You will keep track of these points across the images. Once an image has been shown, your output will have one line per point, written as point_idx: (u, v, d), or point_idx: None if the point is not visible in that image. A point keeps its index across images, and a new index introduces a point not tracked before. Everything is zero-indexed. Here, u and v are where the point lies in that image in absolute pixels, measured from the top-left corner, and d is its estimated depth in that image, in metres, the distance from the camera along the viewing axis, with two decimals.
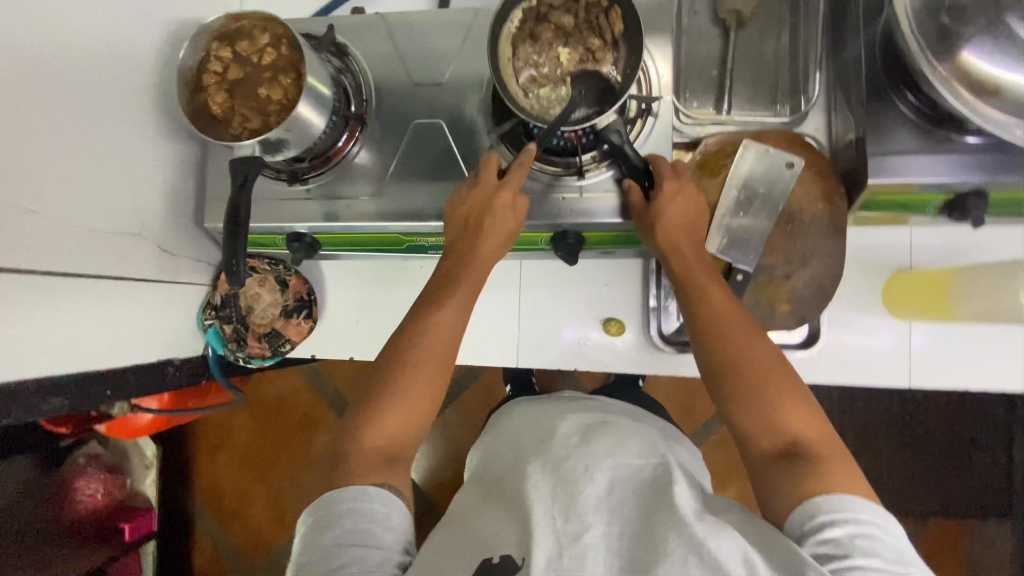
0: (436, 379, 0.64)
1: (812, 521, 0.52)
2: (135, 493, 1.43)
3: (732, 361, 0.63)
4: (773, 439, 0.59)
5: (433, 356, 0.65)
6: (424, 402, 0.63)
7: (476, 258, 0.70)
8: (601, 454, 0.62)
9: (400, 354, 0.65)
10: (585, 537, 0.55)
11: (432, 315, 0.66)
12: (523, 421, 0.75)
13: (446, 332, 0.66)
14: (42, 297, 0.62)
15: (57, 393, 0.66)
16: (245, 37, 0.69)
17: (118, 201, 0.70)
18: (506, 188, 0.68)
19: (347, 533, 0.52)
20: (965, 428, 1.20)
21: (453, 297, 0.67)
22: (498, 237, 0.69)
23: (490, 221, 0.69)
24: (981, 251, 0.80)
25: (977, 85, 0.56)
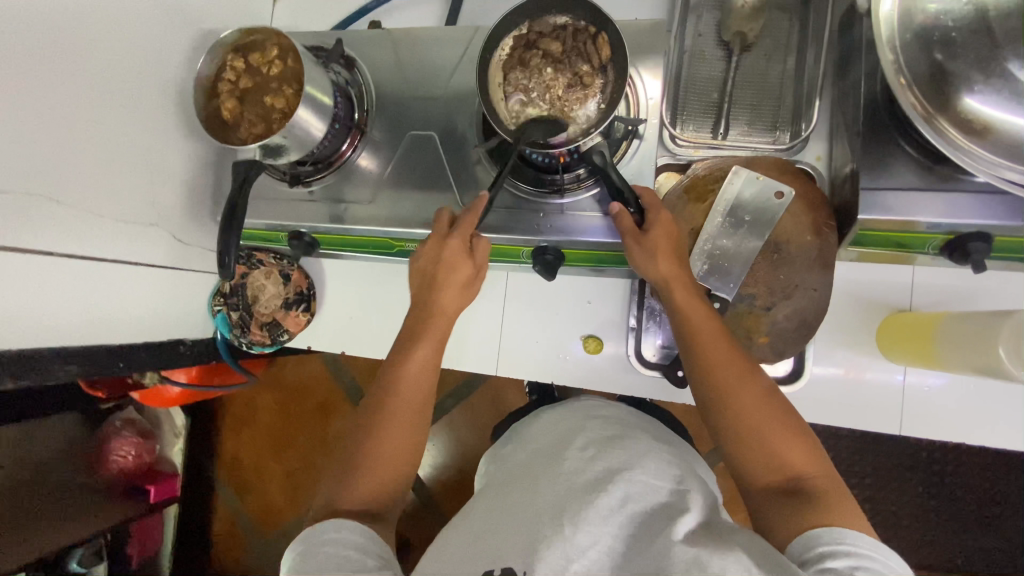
0: (407, 429, 0.66)
1: (812, 551, 0.51)
2: (163, 458, 1.54)
3: (725, 397, 0.61)
4: (770, 472, 0.58)
5: (410, 397, 0.67)
6: (403, 438, 0.66)
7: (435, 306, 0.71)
8: (617, 467, 0.61)
9: (385, 393, 0.67)
10: (588, 552, 0.54)
11: (405, 359, 0.69)
12: (540, 426, 0.76)
13: (421, 370, 0.69)
14: (63, 276, 0.70)
15: (75, 360, 0.74)
16: (257, 50, 0.75)
17: (137, 193, 0.77)
18: (455, 235, 0.68)
19: (327, 561, 0.54)
20: (992, 483, 1.11)
21: (429, 333, 0.70)
22: (455, 286, 0.70)
23: (445, 271, 0.69)
24: (997, 295, 0.74)
25: (967, 125, 0.53)
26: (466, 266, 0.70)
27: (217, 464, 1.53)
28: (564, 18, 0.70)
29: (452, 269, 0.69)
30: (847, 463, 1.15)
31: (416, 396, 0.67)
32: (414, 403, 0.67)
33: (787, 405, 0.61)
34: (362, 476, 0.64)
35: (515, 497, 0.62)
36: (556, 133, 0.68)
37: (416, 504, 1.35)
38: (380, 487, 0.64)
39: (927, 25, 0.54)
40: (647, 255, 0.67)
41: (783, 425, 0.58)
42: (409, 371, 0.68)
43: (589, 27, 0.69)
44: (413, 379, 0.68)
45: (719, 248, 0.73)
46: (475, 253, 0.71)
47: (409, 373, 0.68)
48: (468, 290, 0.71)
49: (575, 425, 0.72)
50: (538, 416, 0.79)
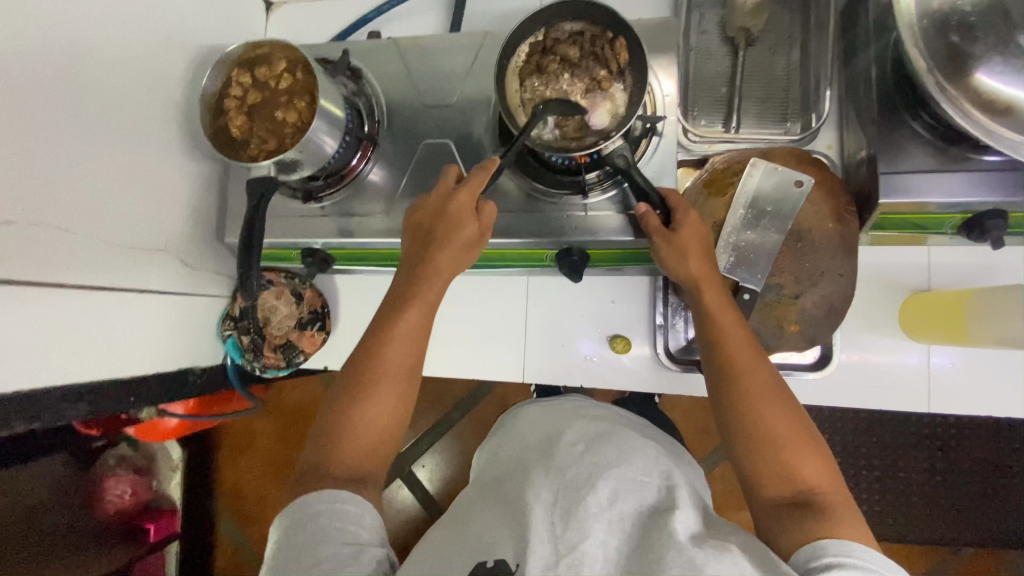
0: (393, 400, 0.64)
1: (818, 560, 0.50)
2: (160, 494, 1.46)
3: (747, 403, 0.60)
4: (780, 484, 0.57)
5: (399, 360, 0.65)
6: (393, 406, 0.64)
7: (430, 267, 0.67)
8: (607, 464, 0.59)
9: (377, 351, 0.65)
10: (580, 547, 0.52)
11: (395, 320, 0.66)
12: (532, 417, 0.73)
13: (413, 331, 0.66)
14: (73, 308, 0.66)
15: (84, 397, 0.70)
16: (264, 64, 0.73)
17: (144, 218, 0.74)
18: (461, 189, 0.66)
19: (323, 535, 0.53)
20: (1002, 454, 1.13)
21: (420, 295, 0.66)
22: (453, 246, 0.66)
23: (442, 228, 0.66)
24: (1005, 270, 0.77)
25: (989, 104, 0.55)
26: (470, 225, 0.67)
27: (218, 495, 1.47)
28: (580, 25, 0.70)
29: (453, 230, 0.66)
30: (858, 444, 1.17)
31: (406, 358, 0.65)
32: (402, 365, 0.65)
33: (802, 416, 0.60)
34: (351, 440, 0.61)
35: (511, 492, 0.60)
36: (597, 120, 0.68)
37: (431, 521, 1.31)
38: (367, 451, 0.62)
39: (944, 10, 0.56)
40: (677, 255, 0.66)
41: (799, 437, 0.58)
42: (398, 335, 0.65)
43: (605, 32, 0.69)
44: (401, 344, 0.65)
45: (744, 241, 0.74)
46: (480, 216, 0.68)
47: (397, 336, 0.65)
48: (466, 255, 0.68)
49: (566, 420, 0.69)
50: (524, 413, 0.75)
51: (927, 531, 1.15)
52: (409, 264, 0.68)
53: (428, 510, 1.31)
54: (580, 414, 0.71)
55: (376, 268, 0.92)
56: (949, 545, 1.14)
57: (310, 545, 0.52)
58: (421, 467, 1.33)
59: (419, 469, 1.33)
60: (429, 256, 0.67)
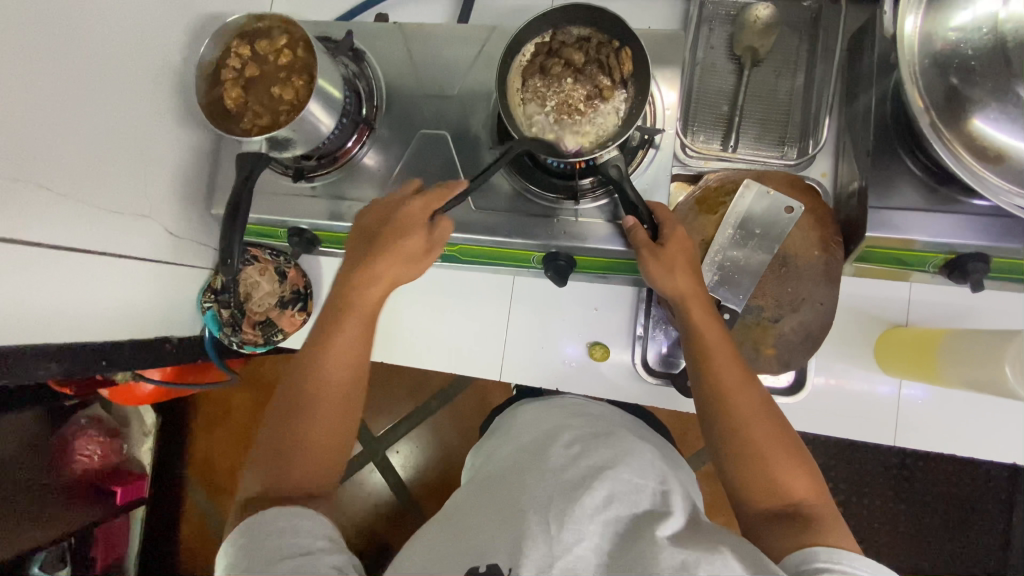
0: (332, 411, 0.64)
1: (809, 564, 0.51)
2: (130, 458, 1.46)
3: (737, 422, 0.60)
4: (769, 497, 0.57)
5: (342, 372, 0.65)
6: (338, 420, 0.65)
7: (372, 279, 0.67)
8: (600, 465, 0.59)
9: (313, 364, 0.65)
10: (574, 549, 0.52)
11: (332, 333, 0.66)
12: (528, 419, 0.73)
13: (351, 342, 0.66)
14: (49, 267, 0.65)
15: (55, 358, 0.69)
16: (264, 37, 0.72)
17: (130, 183, 0.73)
18: (413, 202, 0.67)
19: (279, 548, 0.52)
20: (963, 488, 1.16)
21: (357, 310, 0.67)
22: (398, 259, 0.66)
23: (392, 242, 0.66)
24: (985, 313, 0.78)
25: (980, 149, 0.56)
26: (418, 238, 0.66)
27: (188, 464, 1.47)
28: (587, 31, 0.70)
29: (399, 241, 0.66)
30: (825, 467, 1.19)
31: (347, 372, 0.66)
32: (342, 382, 0.65)
33: (790, 429, 0.61)
34: (299, 458, 0.62)
35: (502, 493, 0.60)
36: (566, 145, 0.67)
37: (399, 507, 1.32)
38: (316, 467, 0.63)
39: (946, 51, 0.57)
40: (666, 272, 0.66)
41: (787, 455, 0.58)
42: (335, 349, 0.66)
43: (612, 41, 0.69)
44: (337, 358, 0.66)
45: (730, 260, 0.74)
46: (432, 229, 0.67)
47: (336, 349, 0.65)
48: (412, 266, 0.68)
49: (561, 422, 0.69)
50: (522, 414, 0.76)
51: (882, 557, 1.17)
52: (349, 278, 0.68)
53: (397, 496, 1.32)
54: (576, 416, 0.71)
55: None
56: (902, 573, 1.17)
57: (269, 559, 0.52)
58: (396, 452, 1.33)
59: (392, 454, 1.33)
60: (371, 265, 0.67)
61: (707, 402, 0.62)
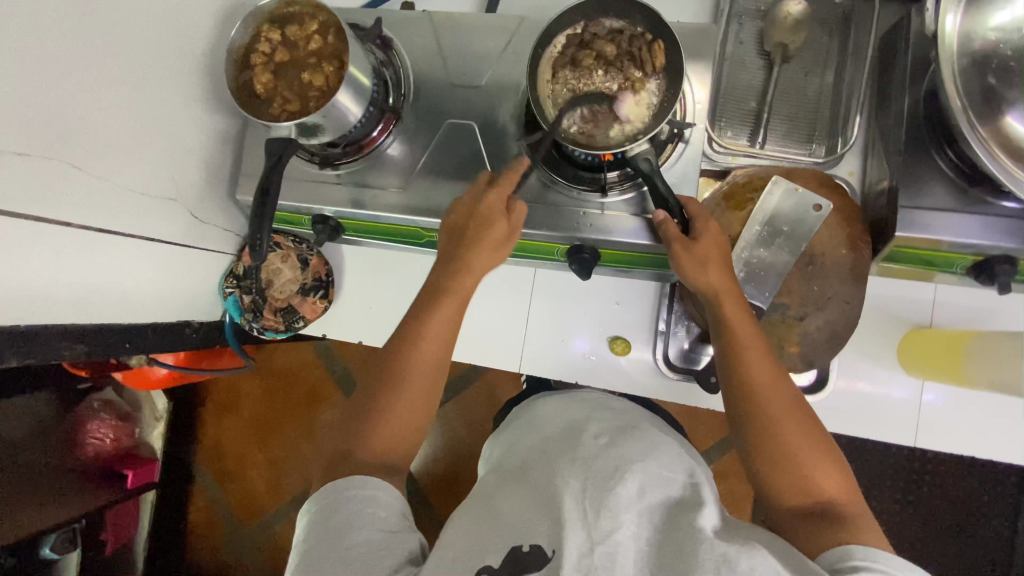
0: (421, 393, 0.64)
1: (846, 562, 0.50)
2: (141, 443, 1.48)
3: (768, 418, 0.60)
4: (799, 493, 0.57)
5: (434, 352, 0.65)
6: (425, 402, 0.65)
7: (463, 263, 0.67)
8: (630, 456, 0.60)
9: (405, 343, 0.65)
10: (612, 536, 0.52)
11: (428, 313, 0.66)
12: (550, 410, 0.73)
13: (447, 326, 0.66)
14: (78, 249, 0.66)
15: (83, 340, 0.70)
16: (295, 23, 0.72)
17: (157, 166, 0.73)
18: (495, 192, 0.67)
19: (355, 517, 0.53)
20: (975, 492, 1.16)
21: (453, 292, 0.66)
22: (487, 244, 0.66)
23: (475, 227, 0.67)
24: (1011, 316, 0.77)
25: (1016, 151, 0.55)
26: (501, 224, 0.67)
27: (198, 450, 1.49)
28: (619, 23, 0.70)
29: (482, 228, 0.66)
30: None
31: (438, 356, 0.66)
32: (433, 366, 0.65)
33: (820, 426, 0.61)
34: (382, 432, 0.62)
35: (530, 484, 0.60)
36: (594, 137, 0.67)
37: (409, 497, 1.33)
38: (395, 443, 0.63)
39: (985, 51, 0.57)
40: (699, 267, 0.66)
41: (818, 452, 0.58)
42: (429, 330, 0.65)
43: (645, 34, 0.68)
44: (434, 341, 0.65)
45: (757, 257, 0.74)
46: (511, 215, 0.68)
47: (432, 330, 0.65)
48: (497, 252, 0.68)
49: (587, 413, 0.70)
50: (542, 405, 0.75)
51: None
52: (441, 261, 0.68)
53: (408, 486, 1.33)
54: (599, 409, 0.71)
55: (383, 243, 0.92)
56: None
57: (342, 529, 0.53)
58: None
59: None
60: (460, 249, 0.67)
61: (738, 396, 0.63)
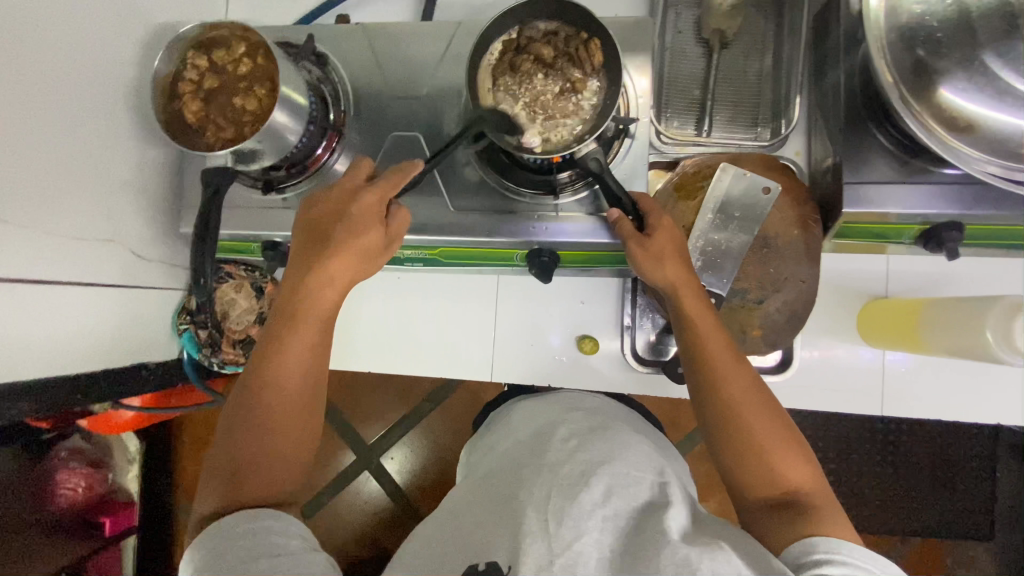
0: (289, 418, 0.62)
1: (808, 556, 0.52)
2: (117, 488, 1.40)
3: (732, 412, 0.61)
4: (766, 486, 0.58)
5: (293, 372, 0.63)
6: (294, 427, 0.63)
7: (326, 280, 0.64)
8: (599, 459, 0.59)
9: (262, 373, 0.62)
10: (575, 544, 0.52)
11: (281, 339, 0.63)
12: (525, 415, 0.73)
13: (304, 345, 0.64)
14: (13, 302, 0.62)
15: (26, 397, 0.66)
16: (222, 47, 0.69)
17: (91, 207, 0.70)
18: (370, 193, 0.64)
19: (254, 548, 0.53)
20: (947, 448, 1.19)
21: (309, 313, 0.64)
22: (354, 256, 0.64)
23: (342, 239, 0.63)
24: (964, 279, 0.79)
25: (952, 121, 0.56)
26: (375, 232, 0.64)
27: (177, 489, 1.43)
28: (554, 24, 0.69)
29: (353, 241, 0.63)
30: (815, 439, 1.22)
31: (300, 378, 0.63)
32: (295, 387, 0.63)
33: (784, 416, 0.61)
34: (259, 468, 0.60)
35: (503, 495, 0.60)
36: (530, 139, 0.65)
37: (398, 513, 1.31)
38: (281, 474, 0.61)
39: (912, 25, 0.58)
40: (655, 263, 0.66)
41: (782, 443, 0.59)
42: (282, 356, 0.62)
43: (580, 33, 0.68)
44: (289, 365, 0.62)
45: (711, 244, 0.74)
46: (388, 227, 0.66)
47: (289, 353, 0.63)
48: (370, 262, 0.65)
49: (557, 417, 0.69)
50: (516, 410, 0.75)
51: (875, 521, 1.20)
52: (291, 282, 0.65)
53: (395, 503, 1.31)
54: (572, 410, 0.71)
55: None
56: (896, 534, 1.20)
57: (242, 559, 0.52)
58: (390, 459, 1.32)
59: (387, 461, 1.32)
60: (319, 266, 0.64)
61: (702, 390, 0.63)
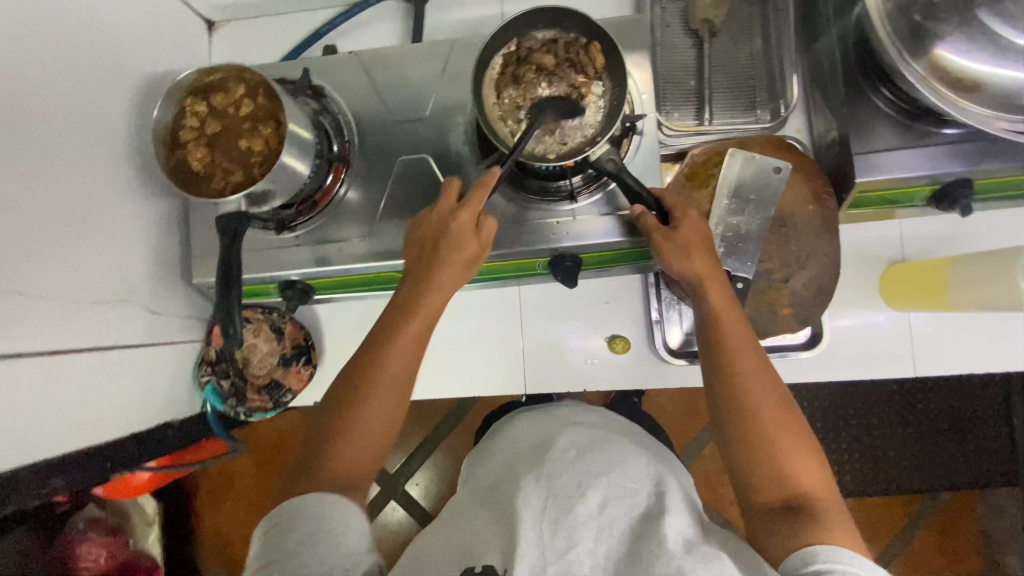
0: (384, 412, 0.61)
1: (808, 566, 0.51)
2: (140, 552, 1.32)
3: (747, 409, 0.61)
4: (775, 491, 0.58)
5: (398, 368, 0.62)
6: (386, 419, 0.62)
7: (428, 283, 0.64)
8: (595, 471, 0.59)
9: (370, 362, 0.62)
10: (569, 555, 0.52)
11: (392, 335, 0.63)
12: (526, 425, 0.72)
13: (413, 344, 0.64)
14: (35, 376, 0.60)
15: (59, 471, 0.63)
16: (220, 90, 0.68)
17: (102, 268, 0.68)
18: (466, 209, 0.64)
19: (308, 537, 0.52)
20: (966, 403, 1.21)
21: (419, 311, 0.64)
22: (454, 265, 0.64)
23: (441, 248, 0.64)
24: (978, 234, 0.80)
25: (957, 81, 0.58)
26: (469, 245, 0.65)
27: (201, 545, 1.40)
28: (552, 32, 0.69)
29: (449, 250, 0.64)
30: (836, 408, 1.23)
31: (402, 375, 0.62)
32: (397, 385, 0.62)
33: (800, 418, 0.61)
34: (342, 450, 0.59)
35: (500, 498, 0.60)
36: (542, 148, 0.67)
37: None
38: (355, 462, 0.59)
39: None
40: (680, 254, 0.66)
41: (795, 444, 0.59)
42: (392, 354, 0.62)
43: (579, 38, 0.68)
44: (398, 360, 0.62)
45: (731, 229, 0.74)
46: (480, 233, 0.65)
47: (394, 349, 0.63)
48: (467, 272, 0.66)
49: (560, 427, 0.69)
50: (520, 422, 0.74)
51: (908, 483, 1.21)
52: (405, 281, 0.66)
53: None
54: (573, 421, 0.71)
55: (359, 294, 0.89)
56: (929, 493, 1.21)
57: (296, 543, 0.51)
58: (415, 485, 1.29)
59: (412, 488, 1.29)
60: (427, 270, 0.65)
61: (717, 384, 0.63)
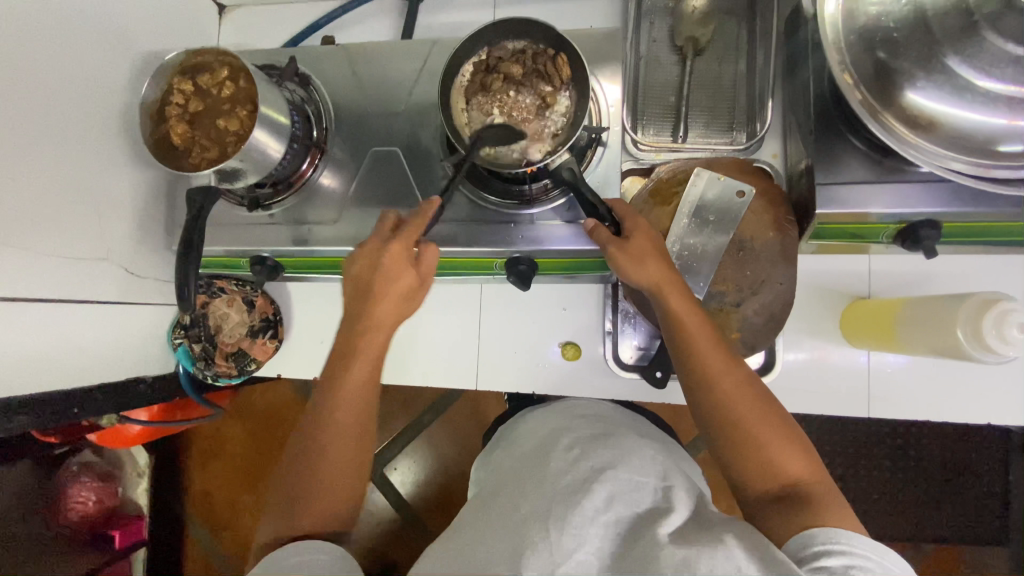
0: (348, 443, 0.64)
1: (808, 549, 0.51)
2: (127, 501, 1.43)
3: (726, 407, 0.61)
4: (766, 479, 0.58)
5: (351, 403, 0.64)
6: (351, 447, 0.64)
7: (372, 319, 0.66)
8: (602, 466, 0.60)
9: (324, 403, 0.64)
10: (575, 554, 0.52)
11: (338, 377, 0.65)
12: (532, 420, 0.76)
13: (361, 382, 0.65)
14: (9, 320, 0.65)
15: (23, 410, 0.68)
16: (206, 71, 0.72)
17: (84, 227, 0.73)
18: (396, 241, 0.65)
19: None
20: (957, 452, 1.16)
21: (363, 349, 0.66)
22: (391, 298, 0.66)
23: (379, 284, 0.65)
24: (948, 278, 0.78)
25: (913, 119, 0.57)
26: (407, 277, 0.66)
27: (188, 501, 1.43)
28: (522, 43, 0.71)
29: (387, 283, 0.65)
30: (821, 443, 1.20)
31: (356, 403, 0.65)
32: (353, 415, 0.64)
33: (779, 408, 0.62)
34: (314, 488, 0.62)
35: (501, 506, 0.60)
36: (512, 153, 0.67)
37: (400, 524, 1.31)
38: (331, 497, 0.62)
39: (870, 26, 0.58)
40: (638, 262, 0.66)
41: (779, 437, 0.59)
42: (340, 392, 0.64)
43: (547, 50, 0.70)
44: (346, 399, 0.64)
45: (687, 249, 0.75)
46: (421, 264, 0.67)
47: (344, 388, 0.64)
48: (410, 303, 0.68)
49: (562, 424, 0.71)
50: (526, 420, 0.77)
51: (886, 527, 1.18)
52: (348, 325, 0.67)
53: (398, 514, 1.32)
54: (572, 420, 0.72)
55: (327, 277, 0.93)
56: (908, 542, 1.17)
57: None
58: (392, 469, 1.33)
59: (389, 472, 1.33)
60: (367, 310, 0.66)
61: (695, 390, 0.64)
